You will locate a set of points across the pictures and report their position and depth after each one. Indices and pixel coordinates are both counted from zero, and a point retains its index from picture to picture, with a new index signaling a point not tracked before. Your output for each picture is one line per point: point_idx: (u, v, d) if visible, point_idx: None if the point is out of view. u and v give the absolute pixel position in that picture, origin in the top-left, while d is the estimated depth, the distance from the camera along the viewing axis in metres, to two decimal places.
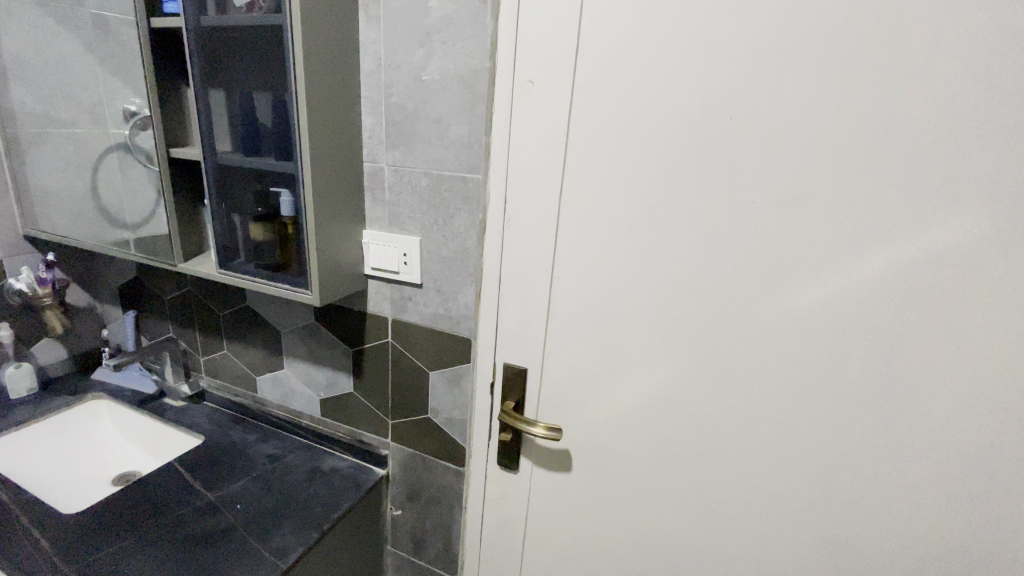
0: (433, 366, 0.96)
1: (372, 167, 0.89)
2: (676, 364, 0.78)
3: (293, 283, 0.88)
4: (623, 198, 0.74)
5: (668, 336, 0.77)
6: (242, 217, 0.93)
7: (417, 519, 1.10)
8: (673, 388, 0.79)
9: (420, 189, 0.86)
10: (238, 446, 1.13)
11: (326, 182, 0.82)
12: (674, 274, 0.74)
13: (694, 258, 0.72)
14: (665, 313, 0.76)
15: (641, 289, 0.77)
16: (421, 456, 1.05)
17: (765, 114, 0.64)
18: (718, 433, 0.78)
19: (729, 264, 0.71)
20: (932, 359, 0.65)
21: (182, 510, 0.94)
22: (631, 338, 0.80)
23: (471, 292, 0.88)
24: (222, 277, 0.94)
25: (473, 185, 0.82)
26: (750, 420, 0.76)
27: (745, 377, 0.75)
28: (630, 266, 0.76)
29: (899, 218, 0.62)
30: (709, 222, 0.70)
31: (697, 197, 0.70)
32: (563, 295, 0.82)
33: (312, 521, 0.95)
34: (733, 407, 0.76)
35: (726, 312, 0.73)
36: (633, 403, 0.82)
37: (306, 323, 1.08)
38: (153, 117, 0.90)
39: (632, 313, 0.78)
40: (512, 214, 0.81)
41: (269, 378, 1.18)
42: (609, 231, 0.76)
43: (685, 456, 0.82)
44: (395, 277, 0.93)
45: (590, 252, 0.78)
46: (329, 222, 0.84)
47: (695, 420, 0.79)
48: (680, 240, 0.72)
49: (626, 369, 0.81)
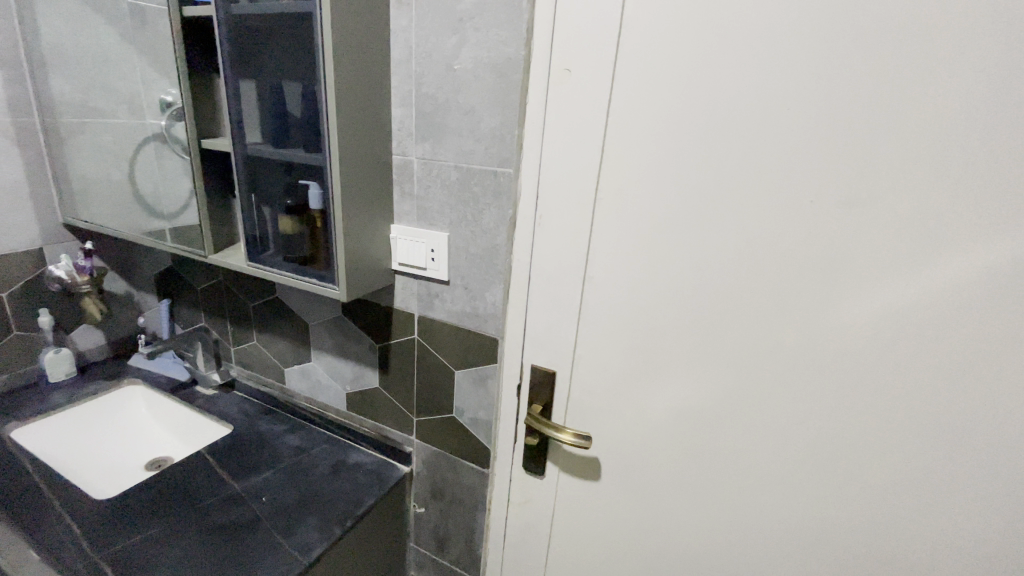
0: (459, 365, 0.94)
1: (401, 160, 0.86)
2: (715, 372, 0.73)
3: (319, 277, 0.87)
4: (662, 197, 0.69)
5: (706, 345, 0.72)
6: (271, 210, 0.92)
7: (440, 518, 1.09)
8: (710, 399, 0.74)
9: (449, 183, 0.83)
10: (265, 437, 1.14)
11: (354, 174, 0.80)
12: (716, 279, 0.69)
13: (739, 262, 0.67)
14: (703, 320, 0.72)
15: (677, 292, 0.72)
16: (444, 455, 1.03)
17: (828, 105, 0.58)
18: (757, 450, 0.73)
19: (777, 270, 0.65)
20: (1012, 386, 0.57)
21: (208, 500, 0.95)
22: (666, 344, 0.75)
23: (499, 291, 0.85)
24: (251, 269, 0.93)
25: (504, 179, 0.78)
26: (795, 438, 0.70)
27: (791, 392, 0.69)
28: (667, 269, 0.72)
29: (978, 226, 0.55)
30: (756, 223, 0.65)
31: (744, 197, 0.65)
32: (595, 297, 0.78)
33: (336, 517, 0.94)
34: (776, 423, 0.71)
35: (772, 321, 0.68)
36: (667, 412, 0.78)
37: (333, 317, 1.07)
38: (186, 107, 0.90)
39: (668, 319, 0.74)
40: (544, 211, 0.77)
41: (296, 370, 1.19)
42: (647, 230, 0.71)
43: (719, 472, 0.77)
44: (422, 273, 0.91)
45: (625, 252, 0.74)
46: (356, 216, 0.82)
47: (733, 435, 0.74)
48: (723, 243, 0.67)
49: (660, 376, 0.77)
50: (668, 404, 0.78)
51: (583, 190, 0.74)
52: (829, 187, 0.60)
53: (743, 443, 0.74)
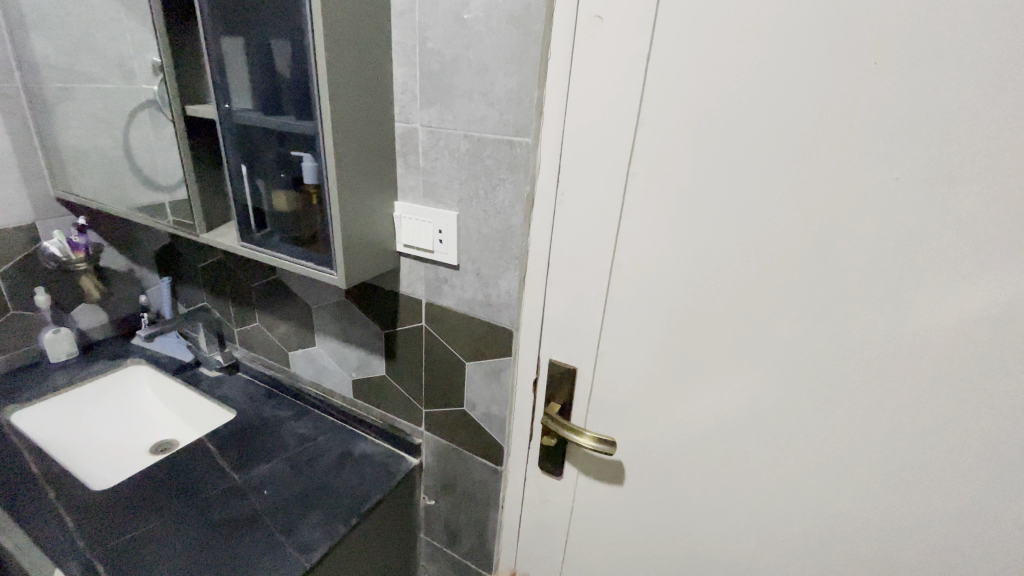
0: (471, 356, 0.86)
1: (405, 128, 0.76)
2: (761, 376, 0.63)
3: (316, 261, 0.79)
4: (708, 172, 0.58)
5: (753, 345, 0.63)
6: (263, 185, 0.84)
7: (452, 511, 1.04)
8: (754, 405, 0.65)
9: (458, 155, 0.73)
10: (269, 423, 1.09)
11: (351, 145, 0.70)
12: (768, 269, 0.59)
13: (799, 251, 0.57)
14: (749, 317, 0.62)
15: (721, 284, 0.62)
16: (456, 449, 0.97)
17: (926, 58, 0.46)
18: (807, 466, 0.64)
19: (845, 261, 0.55)
20: None
21: (207, 493, 0.90)
22: (705, 343, 0.65)
23: (515, 277, 0.75)
24: (245, 250, 0.86)
25: (521, 151, 0.68)
26: (853, 456, 0.61)
27: (853, 404, 0.59)
28: (710, 257, 0.61)
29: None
30: (823, 204, 0.54)
31: (811, 172, 0.53)
32: (623, 286, 0.68)
33: (341, 513, 0.88)
34: (833, 437, 0.61)
35: (835, 321, 0.57)
36: (702, 417, 0.69)
37: (336, 300, 1.00)
38: (167, 69, 0.81)
39: (707, 314, 0.64)
40: (567, 187, 0.67)
41: (301, 355, 1.12)
42: (687, 211, 0.61)
43: (759, 487, 0.68)
44: (429, 256, 0.82)
45: (660, 236, 0.63)
46: (354, 193, 0.73)
47: (779, 447, 0.65)
48: (780, 227, 0.57)
49: (696, 378, 0.68)
50: (702, 409, 0.69)
51: (613, 162, 0.63)
52: (924, 161, 0.49)
53: (788, 457, 0.65)
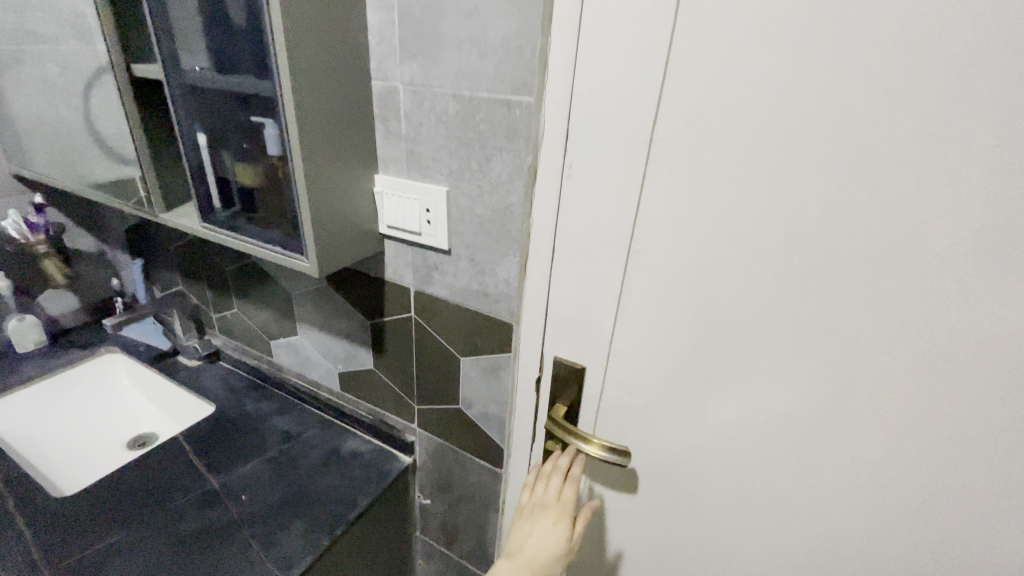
0: (466, 351, 0.76)
1: (384, 88, 0.64)
2: (808, 385, 0.53)
3: (286, 246, 0.69)
4: (753, 137, 0.46)
5: (798, 348, 0.52)
6: (226, 158, 0.73)
7: (448, 511, 0.96)
8: (794, 417, 0.55)
9: (446, 119, 0.61)
10: (250, 419, 1.01)
11: (319, 109, 0.59)
12: (824, 260, 0.48)
13: (865, 236, 0.45)
14: (795, 316, 0.51)
15: (763, 275, 0.51)
16: (451, 449, 0.89)
17: None
18: (858, 488, 0.54)
19: (928, 251, 0.43)
20: None
21: (180, 500, 0.82)
22: (739, 343, 0.55)
23: (514, 264, 0.65)
24: (207, 233, 0.76)
25: (520, 113, 0.57)
26: (919, 483, 0.51)
27: (921, 423, 0.49)
28: (750, 243, 0.50)
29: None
30: (903, 177, 0.42)
31: (890, 135, 0.42)
32: (642, 276, 0.58)
33: (325, 522, 0.81)
34: (893, 459, 0.51)
35: (907, 325, 0.46)
36: (731, 427, 0.59)
37: (317, 286, 0.90)
38: (106, 21, 0.69)
39: (743, 310, 0.53)
40: (575, 157, 0.55)
41: (283, 344, 1.03)
42: (725, 186, 0.49)
43: (796, 509, 0.59)
44: (416, 239, 0.71)
45: (688, 217, 0.52)
46: (324, 166, 0.62)
47: (824, 466, 0.55)
48: (844, 206, 0.45)
49: (727, 384, 0.58)
50: (733, 421, 0.59)
51: (632, 125, 0.51)
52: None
53: (834, 478, 0.55)
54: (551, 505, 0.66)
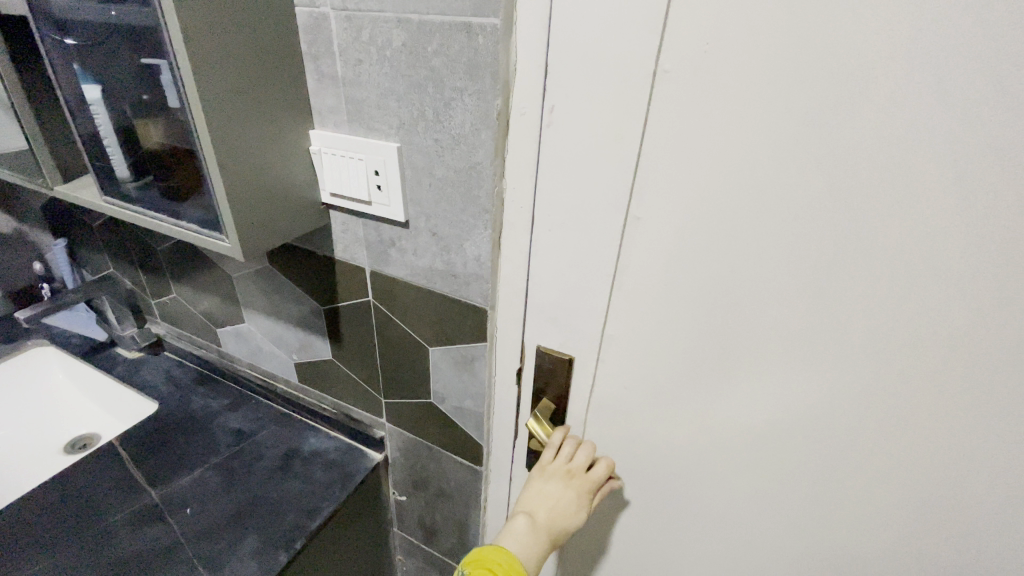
0: (433, 339, 0.65)
1: (310, 15, 0.50)
2: (847, 384, 0.43)
3: (203, 222, 0.56)
4: (797, 62, 0.34)
5: (838, 340, 0.42)
6: (124, 114, 0.59)
7: (426, 509, 0.88)
8: (828, 421, 0.45)
9: (392, 54, 0.48)
10: (198, 417, 0.90)
11: (220, 40, 0.45)
12: (882, 227, 0.37)
13: (942, 195, 0.34)
14: (834, 299, 0.40)
15: (799, 248, 0.40)
16: (425, 445, 0.79)
17: None
18: (895, 501, 0.45)
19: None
20: None
21: (111, 517, 0.72)
22: (761, 331, 0.44)
23: (485, 237, 0.53)
24: (112, 209, 0.62)
25: (484, 41, 0.43)
26: (978, 498, 0.42)
27: (990, 429, 0.39)
28: (785, 208, 0.39)
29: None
30: (1007, 112, 0.31)
31: (996, 50, 0.30)
32: (642, 251, 0.46)
33: (281, 536, 0.71)
34: (946, 468, 0.42)
35: (983, 308, 0.36)
36: (747, 430, 0.50)
37: (260, 268, 0.77)
38: None
39: (769, 291, 0.43)
40: (557, 99, 0.43)
41: (231, 333, 0.91)
42: (753, 131, 0.38)
43: (821, 523, 0.50)
44: (366, 209, 0.59)
45: (704, 174, 0.41)
46: (237, 119, 0.48)
47: (858, 477, 0.46)
48: (916, 155, 0.34)
49: (744, 379, 0.47)
50: (750, 424, 0.49)
51: (630, 52, 0.38)
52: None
53: (870, 490, 0.46)
54: (577, 476, 0.57)
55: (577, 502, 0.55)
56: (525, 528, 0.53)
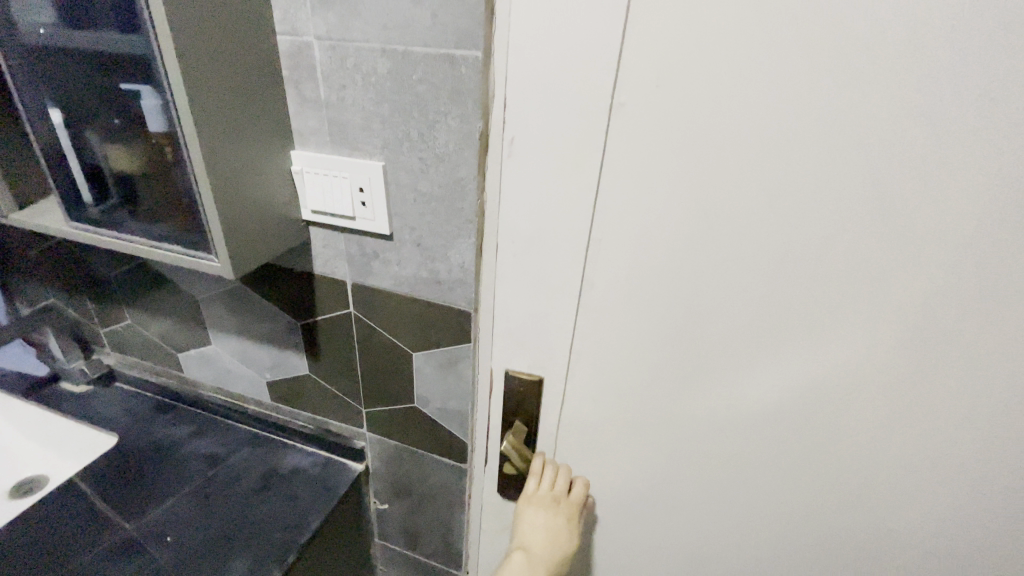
0: (417, 345, 0.69)
1: (293, 44, 0.53)
2: (776, 366, 0.51)
3: (184, 244, 0.56)
4: (717, 109, 0.42)
5: (772, 329, 0.49)
6: (91, 139, 0.58)
7: (409, 515, 0.90)
8: (766, 400, 0.53)
9: (376, 80, 0.52)
10: (165, 446, 0.87)
11: (208, 71, 0.47)
12: (789, 238, 0.45)
13: (830, 213, 0.43)
14: (759, 299, 0.48)
15: (727, 261, 0.47)
16: (408, 450, 0.81)
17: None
18: (820, 463, 0.54)
19: (903, 220, 0.41)
20: None
21: (84, 557, 0.69)
22: (702, 333, 0.51)
23: (468, 246, 0.58)
24: (77, 234, 0.60)
25: (465, 70, 0.48)
26: (880, 453, 0.51)
27: (888, 394, 0.48)
28: (725, 219, 0.46)
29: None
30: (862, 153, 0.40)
31: (859, 107, 0.39)
32: (606, 262, 0.51)
33: (271, 555, 0.71)
34: (854, 432, 0.51)
35: (863, 302, 0.45)
36: (695, 419, 0.56)
37: (231, 288, 0.77)
38: None
39: (705, 300, 0.50)
40: (517, 131, 0.48)
41: (195, 357, 0.89)
42: (685, 166, 0.45)
43: (777, 490, 0.57)
44: (349, 224, 0.62)
45: (655, 193, 0.47)
46: (226, 143, 0.51)
47: (807, 443, 0.53)
48: (809, 183, 0.42)
49: (689, 376, 0.54)
50: (712, 410, 0.55)
51: (590, 85, 0.44)
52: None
53: (801, 454, 0.54)
54: (562, 500, 0.64)
55: (566, 524, 0.63)
56: (523, 562, 0.63)
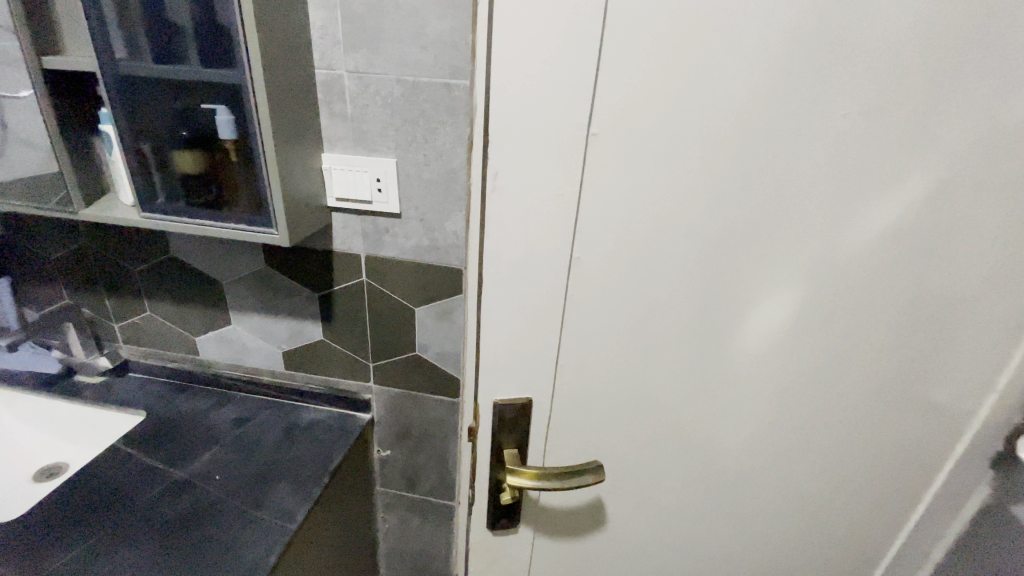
0: (419, 302, 0.89)
1: (328, 75, 0.74)
2: (700, 348, 0.67)
3: (245, 223, 0.74)
4: (647, 165, 0.57)
5: (695, 320, 0.65)
6: (158, 148, 0.74)
7: (408, 456, 1.08)
8: (695, 375, 0.69)
9: (392, 100, 0.74)
10: (192, 416, 1.01)
11: (278, 96, 0.67)
12: (701, 255, 0.62)
13: (724, 235, 0.60)
14: (684, 301, 0.64)
15: (661, 277, 0.63)
16: (409, 395, 1.00)
17: (815, 80, 0.53)
18: (741, 408, 0.71)
19: (767, 233, 0.60)
20: (930, 321, 0.65)
21: (149, 495, 0.83)
22: (645, 333, 0.67)
23: (460, 217, 0.80)
24: (146, 222, 0.75)
25: (458, 93, 0.72)
26: (776, 393, 0.70)
27: (770, 358, 0.68)
28: (674, 215, 0.60)
29: (999, 118, 0.55)
30: (738, 196, 0.58)
31: (737, 164, 0.57)
32: (586, 272, 0.63)
33: (311, 477, 0.89)
34: (754, 387, 0.70)
35: (751, 293, 0.64)
36: (643, 399, 0.71)
37: (256, 270, 0.94)
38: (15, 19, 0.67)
39: (644, 307, 0.65)
40: (503, 168, 0.59)
41: (214, 338, 1.04)
42: (626, 209, 0.60)
43: (717, 434, 0.73)
44: (367, 208, 0.82)
45: (621, 217, 0.60)
46: (286, 146, 0.70)
47: (727, 396, 0.70)
48: (709, 217, 0.60)
49: (638, 366, 0.69)
50: (657, 390, 0.70)
51: (566, 128, 0.56)
52: (870, 108, 0.54)
53: (727, 407, 0.71)
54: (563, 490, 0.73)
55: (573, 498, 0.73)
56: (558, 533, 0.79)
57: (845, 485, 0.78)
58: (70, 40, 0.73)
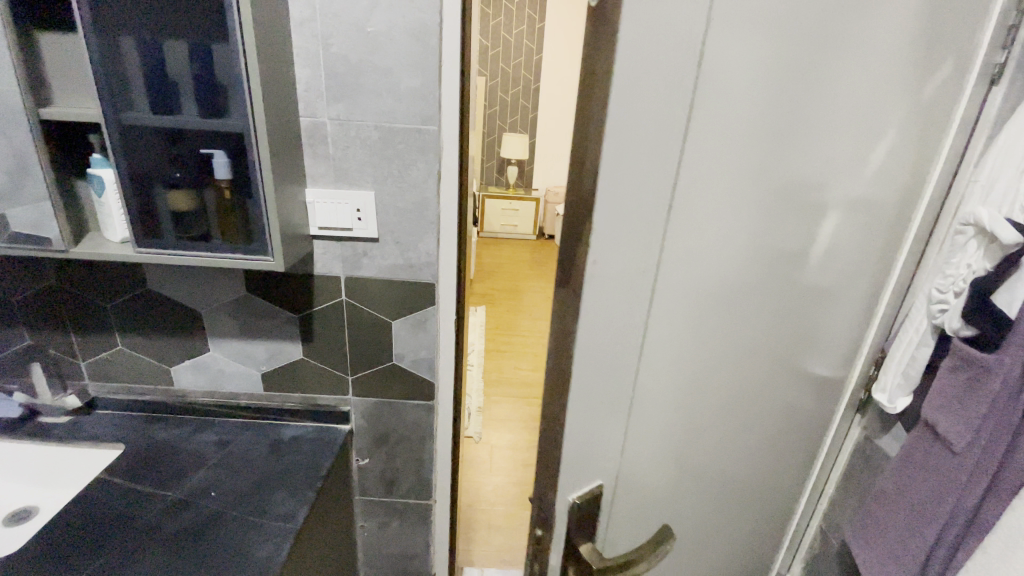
0: (396, 315, 1.01)
1: (311, 122, 0.85)
2: (704, 417, 0.62)
3: (240, 252, 0.83)
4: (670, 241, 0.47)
5: (699, 390, 0.59)
6: (150, 188, 0.81)
7: (386, 462, 1.17)
8: (704, 443, 0.63)
9: (370, 143, 0.87)
10: (172, 443, 1.04)
11: (276, 142, 0.78)
12: (705, 326, 0.55)
13: (723, 301, 0.55)
14: (695, 376, 0.58)
15: (676, 357, 0.55)
16: (386, 403, 1.10)
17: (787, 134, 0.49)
18: (733, 458, 0.70)
19: (753, 289, 0.57)
20: (851, 329, 0.74)
21: (149, 514, 0.87)
22: (663, 420, 0.58)
23: (431, 239, 0.94)
24: (140, 256, 0.80)
25: (428, 136, 0.87)
26: (762, 437, 0.70)
27: (750, 403, 0.67)
28: (693, 282, 0.51)
29: (907, 163, 0.62)
30: (734, 259, 0.53)
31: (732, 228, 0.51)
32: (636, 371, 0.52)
33: (304, 484, 0.97)
34: (742, 435, 0.68)
35: (741, 352, 0.60)
36: (670, 480, 0.64)
37: (236, 298, 1.01)
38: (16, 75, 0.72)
39: (661, 392, 0.56)
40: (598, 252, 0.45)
41: (188, 366, 1.08)
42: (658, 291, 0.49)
43: (714, 489, 0.70)
44: (348, 234, 0.93)
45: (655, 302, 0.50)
46: (282, 184, 0.81)
47: (723, 452, 0.67)
48: (715, 284, 0.53)
49: (665, 450, 0.60)
50: (670, 470, 0.63)
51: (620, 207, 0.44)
52: (828, 159, 0.53)
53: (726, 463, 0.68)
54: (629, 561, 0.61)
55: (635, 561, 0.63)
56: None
57: (796, 476, 0.87)
58: (61, 92, 0.81)
